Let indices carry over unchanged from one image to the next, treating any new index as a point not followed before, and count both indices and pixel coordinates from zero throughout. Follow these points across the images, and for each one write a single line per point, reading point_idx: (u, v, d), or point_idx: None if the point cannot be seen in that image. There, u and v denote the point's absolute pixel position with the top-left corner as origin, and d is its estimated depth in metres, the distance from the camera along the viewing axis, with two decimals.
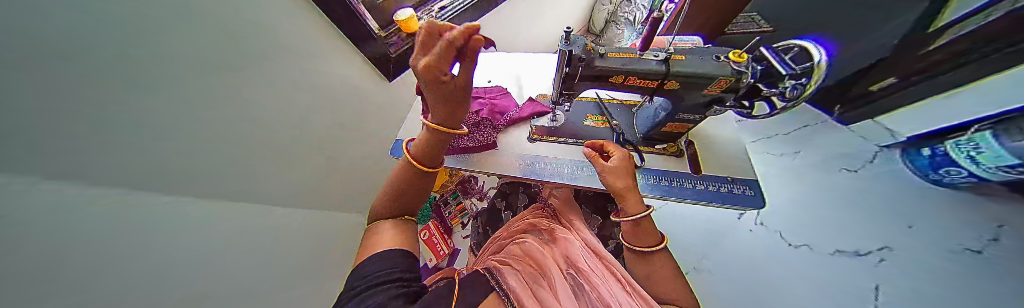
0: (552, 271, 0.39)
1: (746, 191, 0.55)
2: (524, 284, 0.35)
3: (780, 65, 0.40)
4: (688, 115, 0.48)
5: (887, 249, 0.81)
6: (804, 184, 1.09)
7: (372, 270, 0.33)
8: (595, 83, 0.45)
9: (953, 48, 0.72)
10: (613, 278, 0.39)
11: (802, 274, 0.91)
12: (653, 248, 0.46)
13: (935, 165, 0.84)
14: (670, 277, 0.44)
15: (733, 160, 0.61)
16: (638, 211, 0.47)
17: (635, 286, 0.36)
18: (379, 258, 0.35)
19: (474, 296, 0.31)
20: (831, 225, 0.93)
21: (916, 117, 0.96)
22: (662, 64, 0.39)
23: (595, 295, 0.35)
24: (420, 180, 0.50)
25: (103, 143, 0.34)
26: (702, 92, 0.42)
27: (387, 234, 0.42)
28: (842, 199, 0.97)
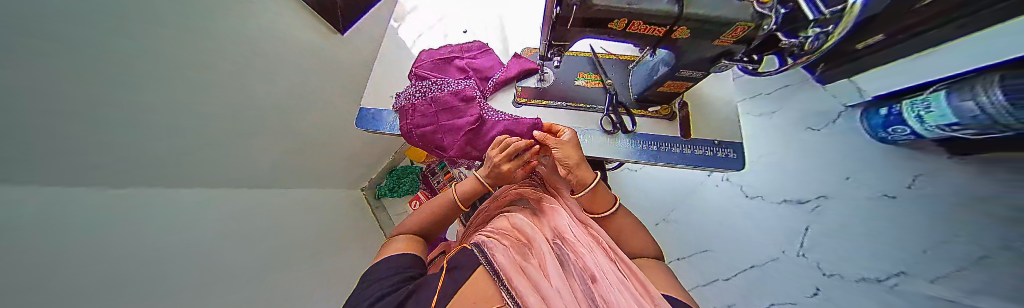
0: (539, 244, 0.40)
1: (729, 154, 0.56)
2: (512, 258, 0.35)
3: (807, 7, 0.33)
4: (689, 72, 0.44)
5: (822, 198, 0.96)
6: (792, 147, 1.17)
7: (387, 266, 0.37)
8: (591, 28, 0.37)
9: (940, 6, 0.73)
10: (598, 246, 0.40)
11: (746, 221, 1.14)
12: (607, 213, 0.49)
13: (887, 124, 0.92)
14: (634, 232, 0.48)
15: (724, 122, 0.59)
16: (590, 180, 0.48)
17: (618, 253, 0.38)
18: (392, 259, 0.39)
19: (463, 275, 0.33)
20: (794, 181, 1.08)
21: (883, 76, 1.04)
22: (676, 3, 0.31)
23: (580, 264, 0.36)
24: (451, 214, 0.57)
25: (101, 141, 0.45)
26: (713, 42, 0.36)
27: (399, 244, 0.46)
28: (819, 157, 1.06)
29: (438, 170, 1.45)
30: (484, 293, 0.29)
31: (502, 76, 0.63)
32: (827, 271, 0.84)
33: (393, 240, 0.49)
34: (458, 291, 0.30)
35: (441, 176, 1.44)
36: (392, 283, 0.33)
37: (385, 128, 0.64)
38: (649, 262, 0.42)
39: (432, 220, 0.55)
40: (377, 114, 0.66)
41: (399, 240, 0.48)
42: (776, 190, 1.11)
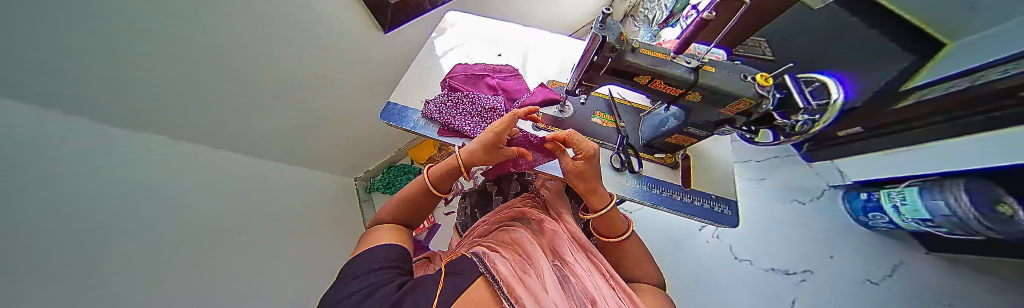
0: (539, 259, 0.40)
1: (725, 209, 0.59)
2: (512, 270, 0.36)
3: (798, 96, 0.38)
4: (695, 130, 0.49)
5: (810, 272, 1.13)
6: (783, 216, 1.28)
7: (371, 258, 0.36)
8: (619, 77, 0.43)
9: (905, 114, 0.85)
10: (597, 274, 0.40)
11: (737, 283, 1.18)
12: (624, 237, 0.49)
13: (867, 210, 1.10)
14: (640, 260, 0.48)
15: (720, 180, 0.64)
16: (600, 203, 0.49)
17: (618, 282, 0.39)
18: (377, 251, 0.38)
19: (463, 281, 0.32)
20: (790, 251, 1.20)
21: (857, 165, 1.16)
22: (692, 73, 0.37)
23: (580, 286, 0.36)
24: (428, 202, 0.52)
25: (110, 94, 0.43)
26: (719, 109, 0.42)
27: (383, 232, 0.44)
28: (810, 233, 1.22)
29: None
30: (481, 299, 0.29)
31: (527, 100, 0.68)
32: None
33: (376, 230, 0.45)
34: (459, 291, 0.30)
35: None
36: (381, 277, 0.32)
37: (408, 125, 0.67)
38: (648, 288, 0.42)
39: (408, 206, 0.50)
40: (403, 111, 0.70)
41: (384, 229, 0.45)
42: (764, 257, 1.21)
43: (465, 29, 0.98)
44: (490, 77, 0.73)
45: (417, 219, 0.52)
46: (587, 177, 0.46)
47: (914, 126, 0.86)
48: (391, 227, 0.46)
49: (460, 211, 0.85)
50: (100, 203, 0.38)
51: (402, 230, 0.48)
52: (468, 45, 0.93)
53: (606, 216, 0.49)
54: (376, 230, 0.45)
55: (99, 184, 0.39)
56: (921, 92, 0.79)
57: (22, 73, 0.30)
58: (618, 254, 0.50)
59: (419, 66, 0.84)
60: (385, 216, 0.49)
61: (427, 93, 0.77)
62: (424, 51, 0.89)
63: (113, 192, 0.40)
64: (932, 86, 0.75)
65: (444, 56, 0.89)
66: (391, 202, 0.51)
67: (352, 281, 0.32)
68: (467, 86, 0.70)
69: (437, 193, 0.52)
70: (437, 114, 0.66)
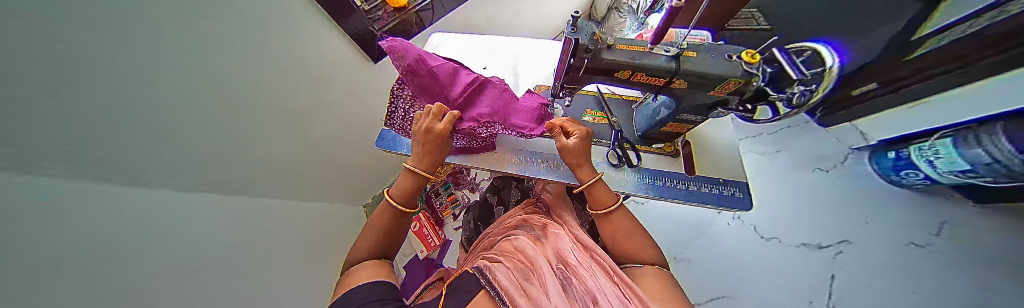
0: (541, 264, 0.40)
1: (736, 193, 0.56)
2: (514, 281, 0.35)
3: (792, 68, 0.35)
4: (689, 116, 0.48)
5: (846, 242, 1.04)
6: (804, 187, 1.22)
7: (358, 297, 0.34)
8: (601, 76, 0.42)
9: (921, 62, 0.81)
10: (600, 270, 0.40)
11: (767, 263, 1.12)
12: (611, 208, 0.49)
13: (897, 169, 1.02)
14: (630, 233, 0.46)
15: (726, 161, 0.61)
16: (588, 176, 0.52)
17: (621, 277, 0.38)
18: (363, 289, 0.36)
19: (462, 300, 0.32)
20: (815, 223, 1.12)
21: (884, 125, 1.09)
22: (673, 61, 0.36)
23: (582, 288, 0.35)
24: (396, 221, 0.50)
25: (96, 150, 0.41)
26: (708, 93, 0.40)
27: (363, 270, 0.41)
28: (836, 201, 1.13)
29: (442, 192, 1.45)
30: None
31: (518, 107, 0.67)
32: None
33: (355, 269, 0.42)
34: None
35: (445, 198, 1.44)
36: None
37: (403, 150, 0.69)
38: (650, 269, 0.40)
39: (379, 233, 0.48)
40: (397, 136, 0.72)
41: (363, 267, 0.42)
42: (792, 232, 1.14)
43: (449, 47, 1.00)
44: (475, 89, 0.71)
45: (393, 243, 0.49)
46: (579, 152, 0.51)
47: (939, 72, 0.79)
48: (373, 261, 0.44)
49: (465, 226, 0.85)
50: (109, 261, 0.40)
51: (386, 262, 0.45)
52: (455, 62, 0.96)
53: (590, 189, 0.51)
54: (354, 269, 0.42)
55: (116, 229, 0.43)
56: (932, 40, 0.75)
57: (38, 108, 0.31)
58: (610, 231, 0.48)
59: None
60: (361, 251, 0.46)
61: None
62: None
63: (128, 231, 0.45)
64: (944, 31, 0.71)
65: None
66: (361, 235, 0.48)
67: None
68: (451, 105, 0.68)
69: (406, 210, 0.51)
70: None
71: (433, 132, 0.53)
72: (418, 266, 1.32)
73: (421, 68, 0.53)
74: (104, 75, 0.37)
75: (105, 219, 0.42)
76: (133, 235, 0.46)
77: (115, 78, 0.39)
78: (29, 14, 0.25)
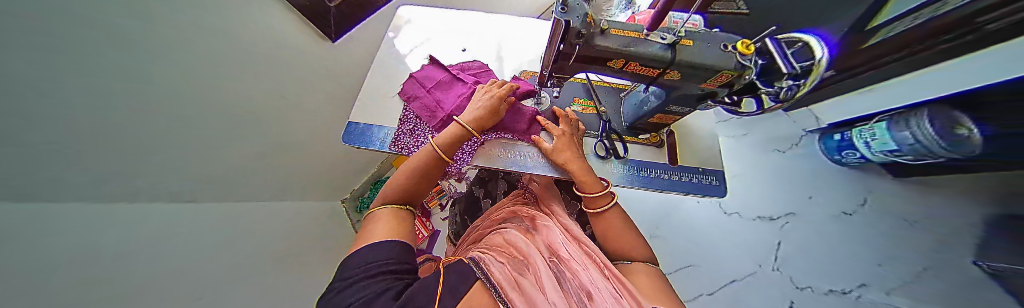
0: (534, 258, 0.39)
1: (713, 181, 0.59)
2: (508, 275, 0.33)
3: (781, 60, 0.35)
4: (677, 108, 0.47)
5: (792, 214, 1.20)
6: (766, 168, 1.36)
7: (373, 258, 0.32)
8: (591, 64, 0.40)
9: (873, 51, 0.85)
10: (591, 263, 0.40)
11: (732, 235, 1.26)
12: (604, 208, 0.49)
13: (841, 149, 1.12)
14: (623, 234, 0.47)
15: (703, 149, 0.64)
16: (594, 190, 0.50)
17: (612, 270, 0.38)
18: (377, 247, 0.33)
19: (460, 284, 0.29)
20: (771, 198, 1.29)
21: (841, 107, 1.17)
22: (668, 50, 0.34)
23: (575, 281, 0.34)
24: (430, 173, 0.49)
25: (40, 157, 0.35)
26: (700, 85, 0.39)
27: (381, 224, 0.39)
28: (789, 180, 1.28)
29: None
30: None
31: (504, 97, 0.63)
32: (799, 284, 1.08)
33: (374, 214, 0.41)
34: (458, 299, 0.27)
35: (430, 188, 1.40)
36: (388, 282, 0.29)
37: (376, 145, 0.63)
38: (643, 267, 0.41)
39: (413, 181, 0.46)
40: (367, 129, 0.65)
41: (381, 212, 0.41)
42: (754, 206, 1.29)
43: (423, 25, 0.89)
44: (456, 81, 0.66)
45: (416, 196, 0.47)
46: (571, 147, 0.54)
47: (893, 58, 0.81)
48: (392, 208, 0.42)
49: (452, 220, 0.83)
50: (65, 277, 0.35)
51: (404, 211, 0.43)
52: (429, 42, 0.86)
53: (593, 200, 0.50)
54: (374, 213, 0.41)
55: (81, 238, 0.40)
56: (886, 29, 0.79)
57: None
58: (602, 222, 0.50)
59: (377, 75, 0.76)
60: (385, 197, 0.44)
61: (389, 104, 0.70)
62: (382, 52, 0.81)
63: (92, 240, 0.41)
64: (894, 22, 0.76)
65: (404, 56, 0.81)
66: (393, 178, 0.47)
67: (349, 289, 0.27)
68: (431, 100, 0.64)
69: (446, 160, 0.50)
70: (411, 137, 0.64)
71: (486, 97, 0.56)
72: None
73: (428, 82, 0.66)
74: (96, 74, 0.39)
75: (96, 223, 0.44)
76: (95, 244, 0.41)
77: (106, 75, 0.41)
78: (23, 14, 0.28)
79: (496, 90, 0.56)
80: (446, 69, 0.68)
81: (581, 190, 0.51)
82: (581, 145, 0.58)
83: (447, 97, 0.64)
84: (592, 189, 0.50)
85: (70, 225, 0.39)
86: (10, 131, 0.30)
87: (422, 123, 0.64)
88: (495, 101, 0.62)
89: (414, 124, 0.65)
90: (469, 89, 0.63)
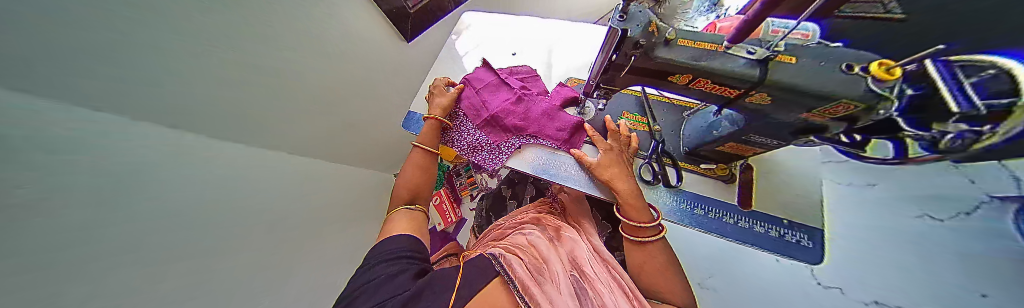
0: (555, 264, 0.36)
1: (804, 242, 0.47)
2: (529, 273, 0.32)
3: (956, 94, 0.22)
4: (760, 137, 0.39)
5: None
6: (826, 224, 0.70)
7: (386, 247, 0.37)
8: (648, 77, 0.36)
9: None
10: (618, 289, 0.35)
11: None
12: (652, 238, 0.42)
13: None
14: (663, 269, 0.41)
15: (794, 196, 0.51)
16: (642, 219, 0.43)
17: (642, 303, 0.33)
18: (394, 239, 0.39)
19: (477, 279, 0.29)
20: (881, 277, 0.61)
21: None
22: (758, 65, 0.28)
23: (597, 301, 0.31)
24: (421, 161, 0.54)
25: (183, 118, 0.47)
26: (801, 115, 0.30)
27: (398, 221, 0.45)
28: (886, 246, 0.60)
29: (462, 173, 1.49)
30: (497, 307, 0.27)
31: (548, 104, 0.61)
32: None
33: (394, 215, 0.46)
34: (476, 289, 0.28)
35: (465, 179, 1.48)
36: (401, 265, 0.33)
37: None
38: None
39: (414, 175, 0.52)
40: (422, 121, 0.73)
41: (401, 214, 0.46)
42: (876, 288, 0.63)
43: (480, 29, 0.96)
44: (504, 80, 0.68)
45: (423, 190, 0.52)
46: (614, 163, 0.49)
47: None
48: (410, 211, 0.48)
49: (478, 213, 0.86)
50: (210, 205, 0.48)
51: (421, 215, 0.48)
52: (485, 45, 0.92)
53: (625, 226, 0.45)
54: (393, 214, 0.47)
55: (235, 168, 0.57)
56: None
57: (46, 93, 0.29)
58: (639, 252, 0.43)
59: (436, 72, 0.85)
60: (401, 199, 0.49)
61: None
62: (445, 50, 0.90)
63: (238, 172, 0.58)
64: None
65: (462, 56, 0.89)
66: (402, 177, 0.51)
67: (373, 268, 0.34)
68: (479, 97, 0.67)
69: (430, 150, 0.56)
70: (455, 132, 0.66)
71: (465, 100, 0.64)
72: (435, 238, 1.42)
73: (477, 83, 0.66)
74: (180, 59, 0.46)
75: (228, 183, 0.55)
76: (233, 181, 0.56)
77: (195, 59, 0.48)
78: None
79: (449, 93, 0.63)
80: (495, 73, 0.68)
81: (625, 219, 0.44)
82: (633, 161, 0.52)
83: (493, 99, 0.64)
84: (640, 229, 0.43)
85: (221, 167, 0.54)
86: (66, 117, 0.31)
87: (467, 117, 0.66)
88: (540, 108, 0.61)
89: None
90: (514, 94, 0.63)
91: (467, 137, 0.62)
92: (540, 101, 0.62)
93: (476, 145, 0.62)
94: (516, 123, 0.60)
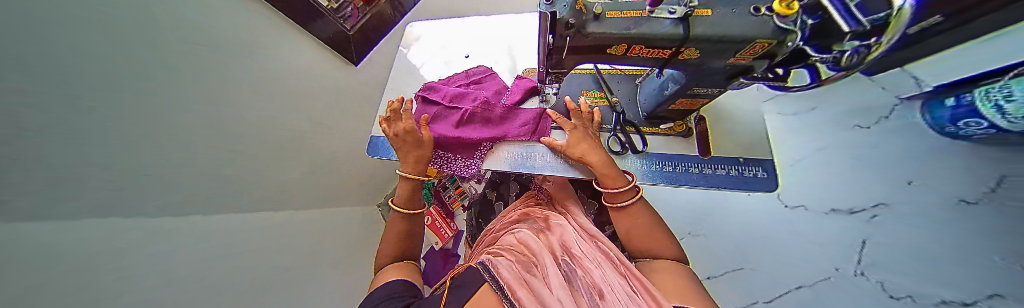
0: (543, 255, 0.37)
1: (760, 173, 0.52)
2: (516, 272, 0.32)
3: (840, 15, 0.24)
4: (702, 89, 0.41)
5: (881, 205, 0.88)
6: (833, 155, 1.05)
7: (381, 293, 0.35)
8: (591, 53, 0.37)
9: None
10: (606, 261, 0.37)
11: (807, 235, 1.01)
12: (627, 202, 0.44)
13: (955, 118, 0.77)
14: (645, 230, 0.43)
15: (744, 136, 0.56)
16: (615, 185, 0.45)
17: (629, 267, 0.34)
18: (381, 289, 0.36)
19: (465, 294, 0.29)
20: (844, 184, 0.99)
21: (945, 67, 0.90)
22: (681, 24, 0.29)
23: (587, 279, 0.32)
24: (402, 225, 0.50)
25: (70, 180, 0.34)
26: (728, 60, 0.33)
27: (387, 274, 0.41)
28: (842, 161, 1.02)
29: (449, 186, 1.46)
30: None
31: (509, 101, 0.63)
32: (893, 292, 0.80)
33: (382, 272, 0.43)
34: (463, 303, 0.28)
35: (453, 191, 1.44)
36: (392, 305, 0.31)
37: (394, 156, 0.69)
38: (670, 264, 0.37)
39: (397, 239, 0.48)
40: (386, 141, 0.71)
41: (390, 269, 0.43)
42: (818, 198, 1.03)
43: (429, 38, 0.93)
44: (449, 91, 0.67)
45: (411, 246, 0.49)
46: (582, 140, 0.50)
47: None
48: (393, 266, 0.44)
49: (469, 222, 0.84)
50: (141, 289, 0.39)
51: (408, 264, 0.45)
52: (437, 53, 0.90)
53: (609, 197, 0.46)
54: (387, 267, 0.44)
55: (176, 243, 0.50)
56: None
57: None
58: (624, 219, 0.45)
59: (392, 90, 0.81)
60: (383, 258, 0.46)
61: None
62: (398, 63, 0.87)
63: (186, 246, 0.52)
64: None
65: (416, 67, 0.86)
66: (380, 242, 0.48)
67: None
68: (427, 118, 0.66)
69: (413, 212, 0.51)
70: None
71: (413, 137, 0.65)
72: (436, 257, 1.37)
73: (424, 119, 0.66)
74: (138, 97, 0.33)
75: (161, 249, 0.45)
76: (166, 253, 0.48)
77: None
78: None
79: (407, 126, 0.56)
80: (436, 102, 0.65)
81: (603, 187, 0.46)
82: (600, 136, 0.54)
83: (444, 127, 0.62)
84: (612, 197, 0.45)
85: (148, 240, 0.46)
86: None
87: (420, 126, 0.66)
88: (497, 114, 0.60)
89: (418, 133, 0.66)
90: (462, 113, 0.62)
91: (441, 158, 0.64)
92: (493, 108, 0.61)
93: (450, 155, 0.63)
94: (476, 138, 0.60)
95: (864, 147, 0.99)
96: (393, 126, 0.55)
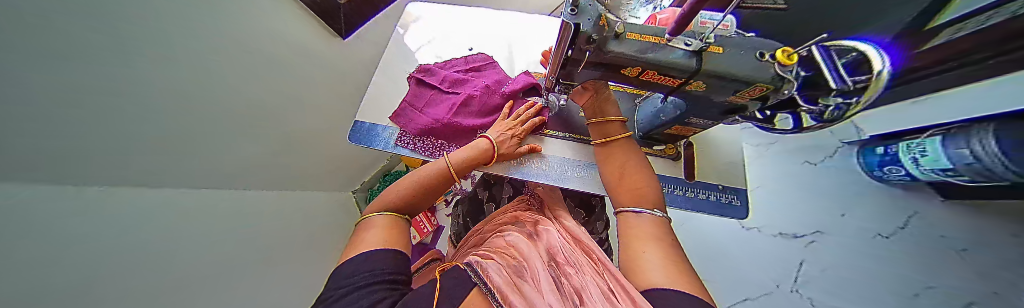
0: (533, 260, 0.36)
1: (734, 201, 0.56)
2: (507, 277, 0.31)
3: (832, 71, 0.28)
4: (699, 119, 0.44)
5: (819, 233, 0.99)
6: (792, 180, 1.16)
7: (363, 268, 0.31)
8: (603, 70, 0.37)
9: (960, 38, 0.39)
10: (587, 263, 0.37)
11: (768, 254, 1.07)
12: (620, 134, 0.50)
13: (882, 163, 0.89)
14: (635, 173, 0.45)
15: (725, 166, 0.60)
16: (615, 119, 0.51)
17: (606, 267, 0.34)
18: (371, 256, 0.33)
19: (459, 293, 0.28)
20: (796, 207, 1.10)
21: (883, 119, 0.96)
22: (693, 58, 0.30)
23: (570, 285, 0.31)
24: (433, 186, 0.51)
25: None
26: (728, 97, 0.35)
27: (370, 231, 0.39)
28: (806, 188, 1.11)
29: None
30: None
31: (508, 89, 0.65)
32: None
33: (369, 222, 0.41)
34: (454, 304, 0.27)
35: None
36: (376, 293, 0.28)
37: (379, 144, 0.65)
38: (648, 217, 0.36)
39: (416, 193, 0.49)
40: (372, 129, 0.67)
41: (379, 220, 0.41)
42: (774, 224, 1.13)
43: (432, 23, 0.89)
44: (450, 79, 0.67)
45: (408, 207, 0.47)
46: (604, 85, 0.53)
47: (1007, 52, 0.29)
48: (388, 215, 0.43)
49: (455, 220, 0.83)
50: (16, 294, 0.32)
51: (400, 220, 0.44)
52: (436, 39, 0.85)
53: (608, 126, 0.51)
54: (370, 220, 0.41)
55: (86, 226, 0.46)
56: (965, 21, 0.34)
57: None
58: (617, 162, 0.48)
59: (385, 72, 0.77)
60: (382, 205, 0.45)
61: (396, 103, 0.72)
62: (393, 43, 0.82)
63: (94, 232, 0.47)
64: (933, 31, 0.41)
65: (414, 51, 0.82)
66: (390, 189, 0.49)
67: (338, 303, 0.27)
68: (426, 100, 0.66)
69: (456, 177, 0.54)
70: (417, 135, 0.65)
71: (410, 122, 0.64)
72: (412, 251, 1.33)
73: (417, 102, 0.66)
74: None
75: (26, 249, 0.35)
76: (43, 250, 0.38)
77: None
78: None
79: (503, 122, 0.61)
80: (431, 85, 0.67)
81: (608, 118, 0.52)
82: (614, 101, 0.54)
83: (439, 113, 0.64)
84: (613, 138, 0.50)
85: (26, 232, 0.37)
86: None
87: (416, 108, 0.65)
88: (494, 101, 0.64)
89: (411, 116, 0.65)
90: (460, 98, 0.64)
91: (431, 143, 0.65)
92: (492, 95, 0.65)
93: (444, 144, 0.65)
94: (470, 124, 0.62)
95: (819, 181, 1.09)
96: (527, 125, 0.61)
